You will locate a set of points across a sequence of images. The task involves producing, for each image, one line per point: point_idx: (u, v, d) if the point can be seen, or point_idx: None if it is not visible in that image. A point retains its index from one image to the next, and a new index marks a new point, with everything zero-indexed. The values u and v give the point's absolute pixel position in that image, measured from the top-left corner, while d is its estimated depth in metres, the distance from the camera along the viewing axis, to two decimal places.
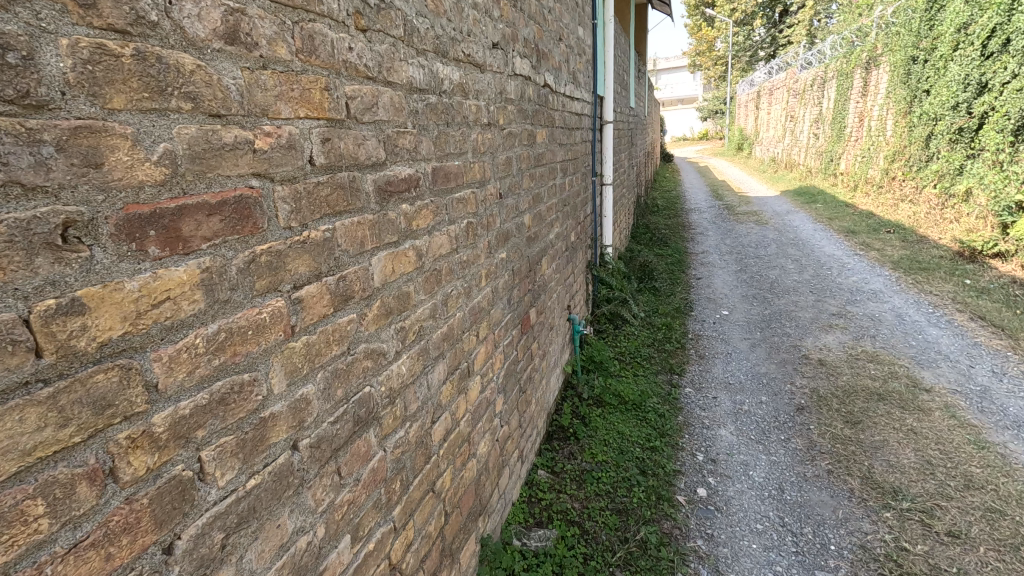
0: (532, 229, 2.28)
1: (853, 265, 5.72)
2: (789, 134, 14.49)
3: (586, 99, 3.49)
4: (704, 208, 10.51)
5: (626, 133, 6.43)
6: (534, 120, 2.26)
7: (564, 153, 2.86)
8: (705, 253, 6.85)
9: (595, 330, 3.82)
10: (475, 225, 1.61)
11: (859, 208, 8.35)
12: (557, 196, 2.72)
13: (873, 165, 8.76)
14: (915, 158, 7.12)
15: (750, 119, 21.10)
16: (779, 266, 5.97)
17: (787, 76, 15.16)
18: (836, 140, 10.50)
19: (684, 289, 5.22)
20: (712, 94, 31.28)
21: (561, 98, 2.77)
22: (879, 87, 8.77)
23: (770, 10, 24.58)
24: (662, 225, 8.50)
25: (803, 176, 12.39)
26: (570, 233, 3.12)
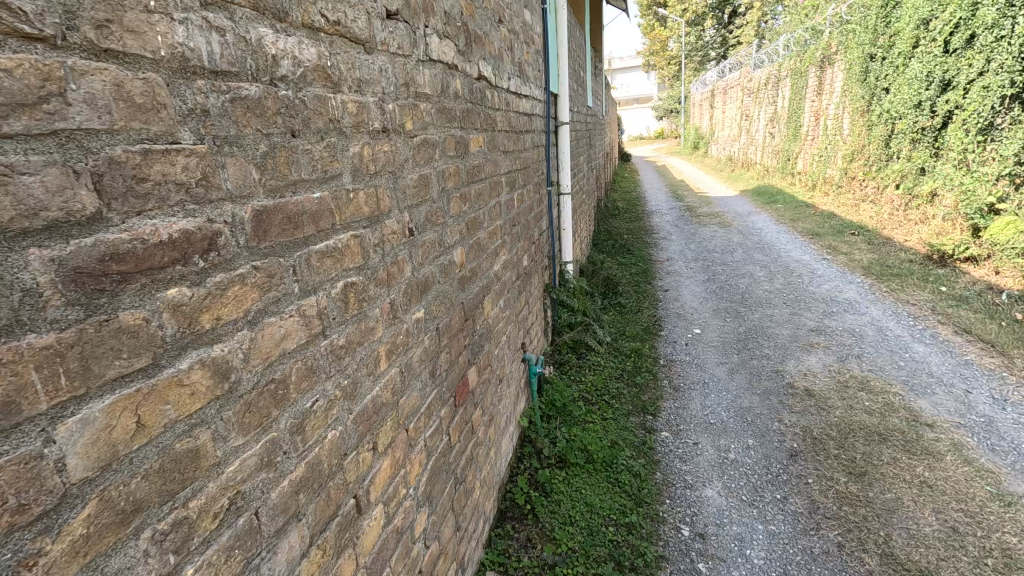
0: (469, 265, 1.75)
1: (823, 271, 5.45)
2: (744, 133, 14.51)
3: (537, 97, 2.98)
4: (665, 210, 10.23)
5: (584, 135, 5.96)
6: (467, 123, 1.74)
7: (511, 163, 2.35)
8: (671, 260, 6.48)
9: (556, 364, 3.32)
10: (364, 284, 1.06)
11: (819, 208, 8.23)
12: (503, 217, 2.22)
13: (831, 164, 8.68)
14: (876, 158, 7.00)
15: (704, 119, 21.26)
16: (749, 274, 5.64)
17: (740, 75, 15.19)
18: (793, 139, 10.44)
19: (651, 305, 4.80)
20: (666, 94, 31.60)
21: (505, 96, 2.27)
22: (835, 86, 8.69)
23: (720, 10, 24.91)
24: (624, 230, 8.13)
25: (760, 175, 12.35)
26: (521, 258, 2.60)
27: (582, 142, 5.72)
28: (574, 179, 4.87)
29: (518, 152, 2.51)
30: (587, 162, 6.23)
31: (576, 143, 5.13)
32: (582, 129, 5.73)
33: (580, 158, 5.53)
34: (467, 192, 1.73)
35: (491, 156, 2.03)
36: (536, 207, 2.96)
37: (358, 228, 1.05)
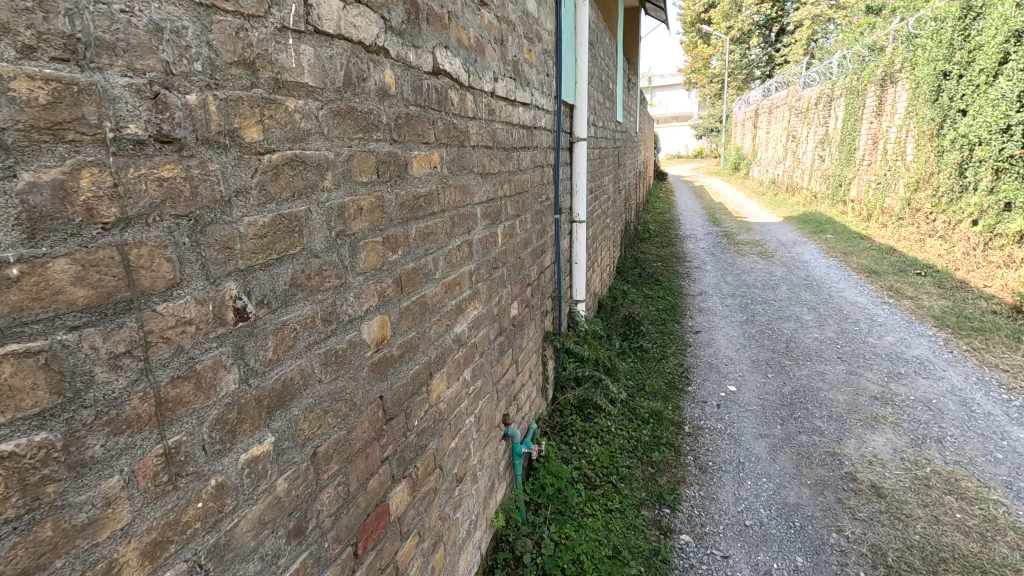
0: (400, 338, 1.22)
1: (886, 320, 4.67)
2: (790, 155, 13.64)
3: (543, 108, 2.46)
4: (701, 235, 9.50)
5: (612, 152, 5.39)
6: (408, 135, 1.22)
7: (494, 189, 1.83)
8: (704, 295, 5.79)
9: (555, 430, 2.74)
10: (56, 447, 0.54)
11: (875, 241, 7.41)
12: (476, 260, 1.68)
13: (890, 193, 7.86)
14: (947, 188, 6.18)
15: (746, 139, 20.39)
16: (794, 318, 4.91)
17: (788, 94, 14.36)
18: (846, 163, 9.60)
19: (678, 351, 4.15)
20: (707, 112, 30.71)
21: (490, 102, 1.76)
22: (898, 107, 7.89)
23: (766, 28, 24.09)
24: (653, 257, 7.48)
25: (807, 201, 11.47)
26: (508, 307, 2.05)
27: (608, 160, 5.15)
28: (595, 202, 4.30)
29: (508, 175, 1.99)
30: (613, 183, 5.65)
31: (600, 162, 4.57)
32: (609, 146, 5.17)
33: (605, 178, 4.95)
34: (401, 233, 1.21)
35: (456, 182, 1.51)
36: (535, 241, 2.42)
37: (40, 336, 0.53)
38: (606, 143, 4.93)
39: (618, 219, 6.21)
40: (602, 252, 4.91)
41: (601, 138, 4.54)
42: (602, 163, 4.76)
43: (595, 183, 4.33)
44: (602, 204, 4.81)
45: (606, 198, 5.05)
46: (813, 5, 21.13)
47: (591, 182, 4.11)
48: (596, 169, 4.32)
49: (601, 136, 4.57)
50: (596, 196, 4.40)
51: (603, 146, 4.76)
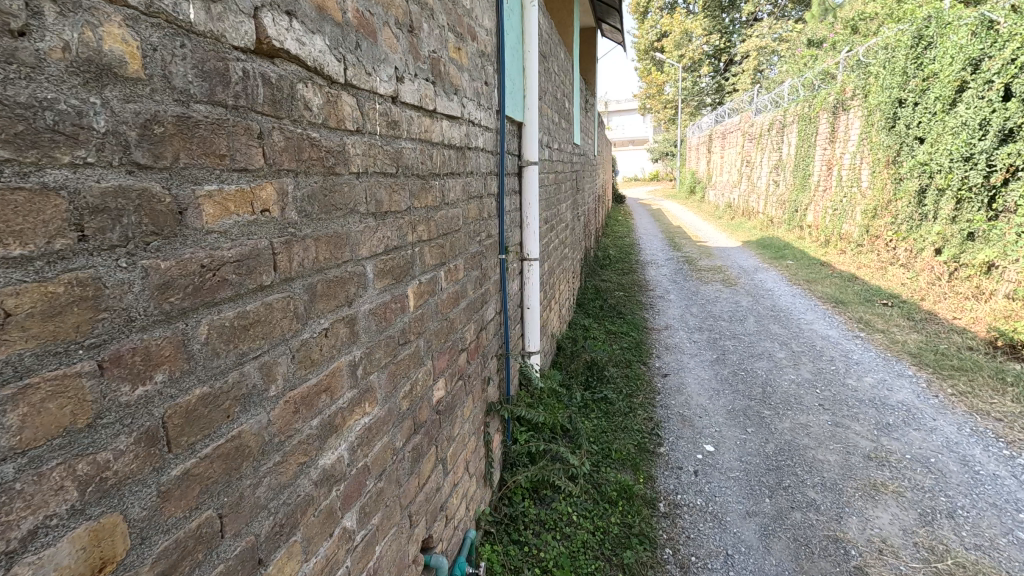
0: (173, 531, 0.65)
1: (862, 358, 4.35)
2: (745, 180, 13.79)
3: (481, 124, 1.96)
4: (662, 261, 9.24)
5: (569, 177, 4.97)
6: (180, 153, 0.65)
7: (401, 235, 1.29)
8: (670, 330, 5.39)
9: (501, 526, 2.19)
10: None
11: (836, 267, 7.30)
12: (368, 341, 1.14)
13: (847, 219, 7.82)
14: (907, 216, 6.11)
15: (701, 163, 20.78)
16: (768, 356, 4.54)
17: (740, 120, 14.62)
18: (802, 189, 9.62)
19: (646, 402, 3.68)
20: (662, 137, 31.47)
21: (393, 111, 1.24)
22: (851, 133, 7.91)
23: (716, 58, 24.95)
24: (615, 286, 7.10)
25: (764, 225, 11.51)
26: (428, 391, 1.50)
27: (565, 184, 4.71)
28: (550, 232, 3.83)
29: (426, 211, 1.46)
30: (571, 210, 5.23)
31: (555, 187, 4.12)
32: (566, 168, 4.74)
33: (562, 205, 4.50)
34: (168, 339, 0.64)
35: (323, 230, 0.96)
36: (470, 292, 1.89)
37: None
38: (562, 167, 4.50)
39: (577, 248, 5.79)
40: (560, 287, 4.43)
41: (556, 160, 4.10)
42: (559, 189, 4.31)
43: (550, 211, 3.86)
44: (559, 233, 4.36)
45: (563, 227, 4.60)
46: (758, 37, 22.04)
47: (546, 211, 3.64)
48: (550, 196, 3.85)
49: (556, 159, 4.13)
50: (552, 225, 3.93)
51: (559, 171, 4.33)
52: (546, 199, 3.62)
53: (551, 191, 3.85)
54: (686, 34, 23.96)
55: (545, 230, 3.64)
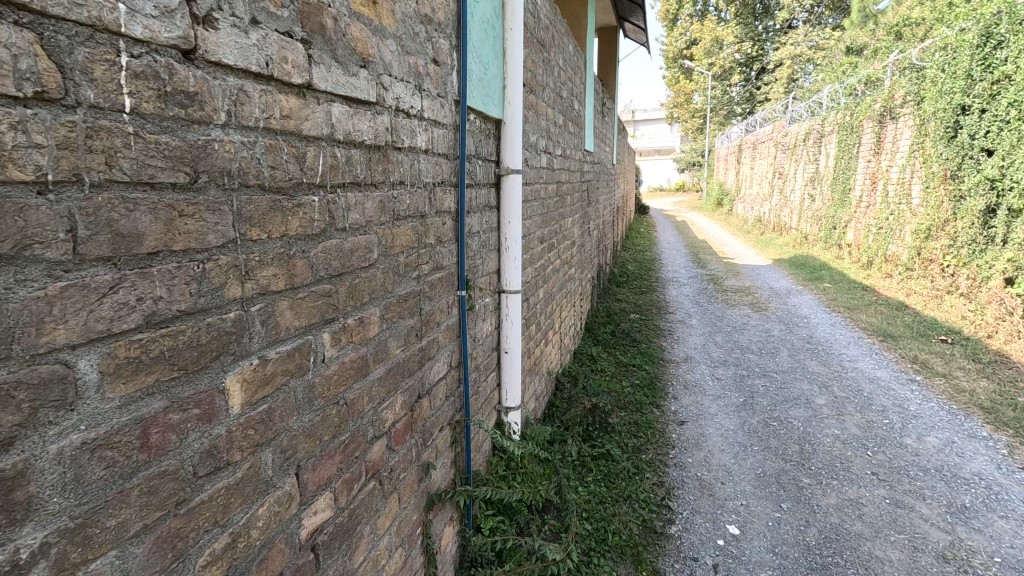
0: None
1: (922, 411, 3.65)
2: (776, 193, 13.00)
3: (422, 116, 1.42)
4: (684, 279, 8.57)
5: (578, 188, 4.40)
6: None
7: (205, 289, 0.75)
8: (690, 363, 4.74)
9: None
10: None
11: (881, 294, 6.56)
12: (75, 505, 0.60)
13: (894, 240, 7.06)
14: (968, 238, 5.36)
15: (729, 174, 19.96)
16: (805, 403, 3.86)
17: (773, 129, 13.83)
18: (841, 204, 8.85)
19: (656, 460, 3.06)
20: (690, 148, 30.59)
21: (184, 75, 0.71)
22: (902, 144, 7.16)
23: (747, 66, 24.13)
24: (630, 308, 6.49)
25: (797, 242, 10.73)
26: (284, 525, 0.95)
27: (573, 195, 4.15)
28: (548, 251, 3.27)
29: (285, 242, 0.92)
30: (580, 225, 4.65)
31: (558, 199, 3.55)
32: (574, 177, 4.17)
33: (567, 219, 3.93)
34: None
35: None
36: (396, 349, 1.34)
37: None
38: (569, 175, 3.94)
39: (587, 266, 5.21)
40: (562, 314, 3.86)
41: (560, 167, 3.55)
42: (563, 202, 3.75)
43: (550, 227, 3.30)
44: (562, 253, 3.79)
45: (568, 244, 4.03)
46: (793, 45, 21.20)
47: (543, 228, 3.09)
48: (550, 210, 3.29)
49: (561, 166, 3.58)
50: (551, 244, 3.37)
51: (564, 183, 3.76)
52: (543, 215, 3.06)
53: (551, 205, 3.29)
54: (716, 41, 23.19)
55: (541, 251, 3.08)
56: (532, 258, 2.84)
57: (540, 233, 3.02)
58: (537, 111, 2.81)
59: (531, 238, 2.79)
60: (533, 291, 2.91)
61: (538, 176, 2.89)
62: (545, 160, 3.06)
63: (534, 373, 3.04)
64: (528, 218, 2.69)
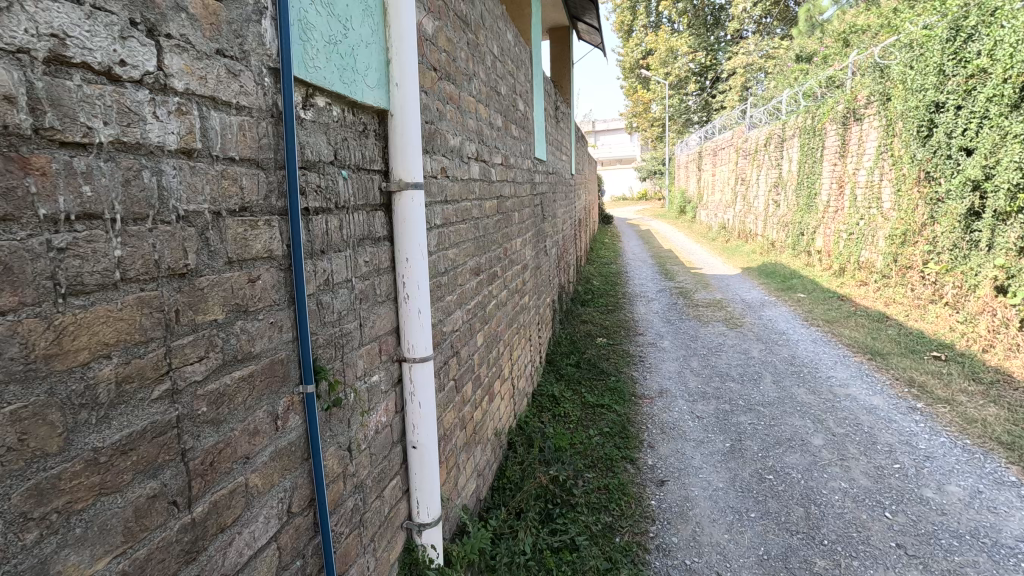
0: None
1: (935, 451, 3.13)
2: (739, 200, 12.82)
3: (166, 86, 0.75)
4: (653, 294, 8.08)
5: (528, 202, 3.78)
6: None
7: None
8: (665, 399, 4.14)
9: None
10: None
11: (859, 304, 6.20)
12: None
13: (867, 245, 6.76)
14: (950, 243, 5.04)
15: (691, 182, 19.94)
16: (801, 447, 3.29)
17: (732, 136, 13.71)
18: (809, 210, 8.59)
19: (632, 545, 2.41)
20: (650, 157, 30.79)
21: None
22: (869, 147, 6.90)
23: (702, 76, 24.44)
24: (596, 331, 5.91)
25: (764, 249, 10.47)
26: None
27: (522, 211, 3.54)
28: (488, 285, 2.61)
29: None
30: (534, 245, 4.03)
31: (501, 217, 2.91)
32: (523, 190, 3.55)
33: (515, 240, 3.29)
34: None
35: None
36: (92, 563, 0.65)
37: None
38: (516, 188, 3.31)
39: (545, 290, 4.58)
40: (514, 355, 3.21)
41: (501, 179, 2.91)
42: (508, 221, 3.11)
43: (490, 254, 2.65)
44: (511, 281, 3.15)
45: (519, 269, 3.40)
46: (744, 54, 21.55)
47: (479, 256, 2.44)
48: (490, 232, 2.65)
49: (503, 178, 2.94)
50: (494, 274, 2.72)
51: (509, 198, 3.13)
52: (477, 241, 2.41)
53: (490, 226, 2.66)
54: (671, 51, 23.37)
55: (478, 286, 2.42)
56: (463, 298, 2.18)
57: (474, 264, 2.36)
58: (461, 108, 2.17)
59: (459, 273, 2.13)
60: (466, 339, 2.24)
61: (467, 191, 2.25)
62: (478, 170, 2.42)
63: (474, 443, 2.36)
64: (451, 247, 2.02)
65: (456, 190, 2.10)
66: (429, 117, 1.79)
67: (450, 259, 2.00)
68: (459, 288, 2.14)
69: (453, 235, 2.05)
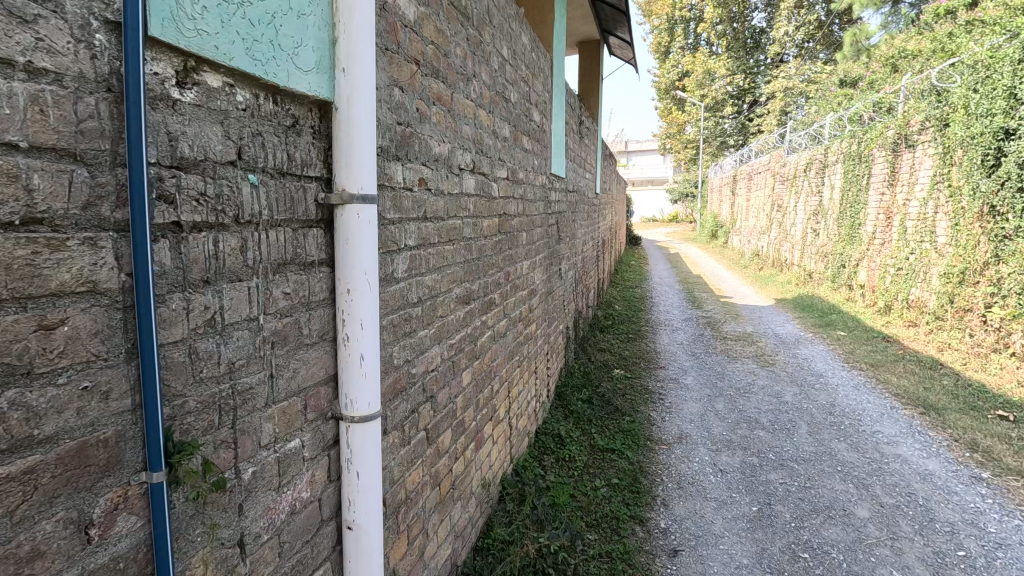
0: None
1: (1009, 538, 2.65)
2: (774, 227, 12.26)
3: None
4: (678, 323, 7.62)
5: (541, 221, 3.47)
6: None
7: None
8: (684, 446, 3.71)
9: None
10: None
11: (907, 348, 5.65)
12: None
13: (918, 283, 6.22)
14: (1019, 285, 4.61)
15: (724, 206, 19.36)
16: (843, 519, 2.83)
17: (769, 160, 13.20)
18: (852, 241, 8.04)
19: None
20: (682, 179, 30.24)
21: None
22: (923, 176, 6.39)
23: (739, 99, 23.96)
24: (613, 361, 5.51)
25: (800, 280, 9.89)
26: None
27: (533, 232, 3.23)
28: (482, 316, 2.30)
29: None
30: (547, 268, 3.71)
31: (504, 238, 2.61)
32: (534, 209, 3.25)
33: (521, 263, 2.98)
34: None
35: None
36: None
37: None
38: (526, 206, 3.02)
39: (557, 316, 4.25)
40: (513, 391, 2.87)
41: (506, 195, 2.61)
42: (514, 242, 2.80)
43: (486, 280, 2.34)
44: (513, 308, 2.83)
45: (525, 294, 3.08)
46: (784, 78, 21.02)
47: (470, 282, 2.12)
48: (487, 256, 2.34)
49: (508, 194, 2.65)
50: (490, 302, 2.41)
51: (516, 216, 2.83)
52: (468, 266, 2.10)
53: (488, 249, 2.35)
54: (708, 73, 22.99)
55: (467, 317, 2.10)
56: (444, 331, 1.86)
57: (463, 292, 2.05)
58: (453, 112, 1.88)
59: (440, 302, 1.82)
60: (447, 379, 1.92)
61: (457, 208, 1.94)
62: (474, 184, 2.12)
63: (451, 499, 2.02)
64: (428, 273, 1.71)
65: (441, 205, 1.80)
66: (403, 116, 1.50)
67: (426, 287, 1.70)
68: (440, 320, 1.82)
69: (432, 258, 1.74)
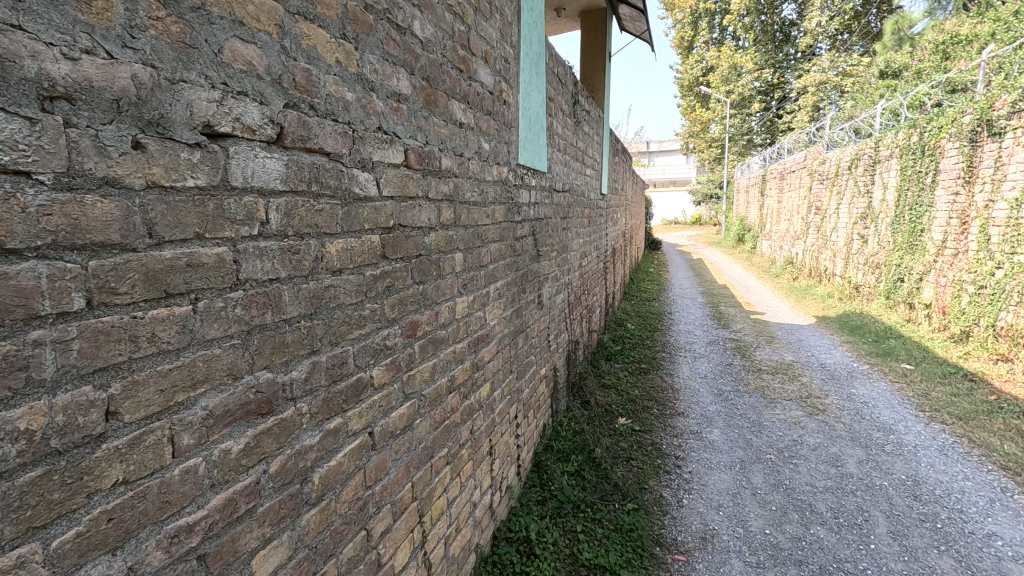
0: None
1: None
2: (810, 232, 10.98)
3: None
4: (702, 347, 6.45)
5: (499, 235, 2.39)
6: None
7: None
8: (711, 558, 2.58)
9: None
10: None
11: (1003, 393, 4.42)
12: None
13: (1012, 306, 4.97)
14: None
15: (751, 208, 18.02)
16: None
17: (804, 158, 11.85)
18: (913, 250, 6.77)
19: None
20: (706, 180, 28.82)
21: None
22: (1014, 171, 5.13)
23: (767, 95, 22.55)
24: (618, 406, 4.39)
25: (844, 293, 8.62)
26: None
27: (478, 252, 2.15)
28: (325, 423, 1.22)
29: None
30: (513, 299, 2.63)
31: (401, 270, 1.53)
32: (482, 216, 2.16)
33: (452, 304, 1.90)
34: None
35: None
36: None
37: None
38: (461, 214, 1.95)
39: (535, 360, 3.15)
40: (430, 510, 1.80)
41: (404, 197, 1.54)
42: (430, 272, 1.72)
43: (340, 352, 1.27)
44: (430, 380, 1.75)
45: (462, 349, 2.01)
46: (818, 72, 19.60)
47: (274, 371, 1.05)
48: (342, 307, 1.27)
49: (410, 192, 1.57)
50: (357, 388, 1.34)
51: (436, 231, 1.75)
52: (265, 339, 1.03)
53: (345, 294, 1.27)
54: (734, 68, 21.66)
55: (262, 444, 1.03)
56: (139, 512, 0.79)
57: (241, 397, 0.97)
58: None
59: (112, 455, 0.75)
60: None
61: (202, 223, 0.87)
62: (280, 173, 1.04)
63: None
64: (27, 399, 0.65)
65: (111, 217, 0.73)
66: None
67: (3, 440, 0.63)
68: (112, 496, 0.75)
69: (57, 356, 0.68)
